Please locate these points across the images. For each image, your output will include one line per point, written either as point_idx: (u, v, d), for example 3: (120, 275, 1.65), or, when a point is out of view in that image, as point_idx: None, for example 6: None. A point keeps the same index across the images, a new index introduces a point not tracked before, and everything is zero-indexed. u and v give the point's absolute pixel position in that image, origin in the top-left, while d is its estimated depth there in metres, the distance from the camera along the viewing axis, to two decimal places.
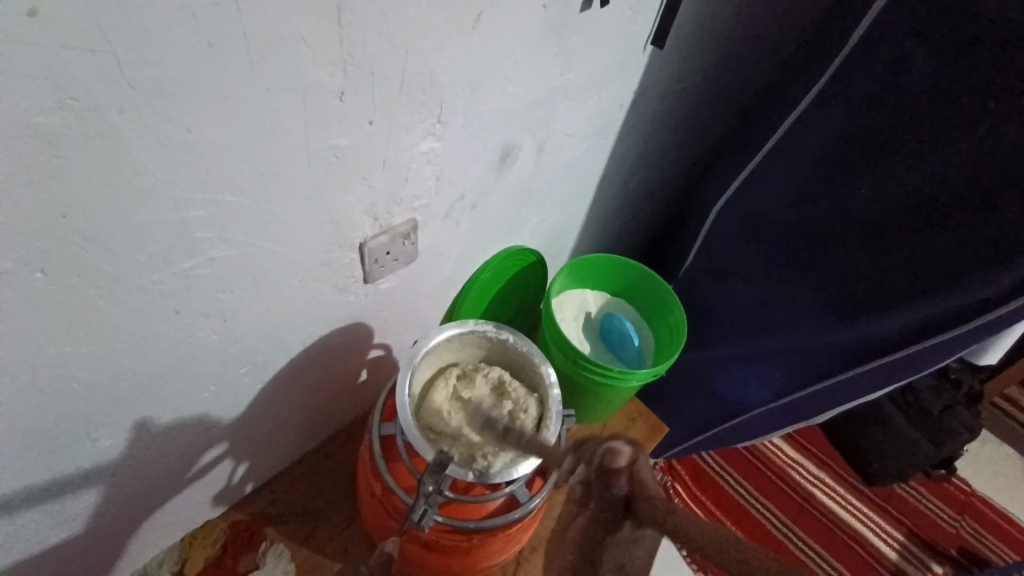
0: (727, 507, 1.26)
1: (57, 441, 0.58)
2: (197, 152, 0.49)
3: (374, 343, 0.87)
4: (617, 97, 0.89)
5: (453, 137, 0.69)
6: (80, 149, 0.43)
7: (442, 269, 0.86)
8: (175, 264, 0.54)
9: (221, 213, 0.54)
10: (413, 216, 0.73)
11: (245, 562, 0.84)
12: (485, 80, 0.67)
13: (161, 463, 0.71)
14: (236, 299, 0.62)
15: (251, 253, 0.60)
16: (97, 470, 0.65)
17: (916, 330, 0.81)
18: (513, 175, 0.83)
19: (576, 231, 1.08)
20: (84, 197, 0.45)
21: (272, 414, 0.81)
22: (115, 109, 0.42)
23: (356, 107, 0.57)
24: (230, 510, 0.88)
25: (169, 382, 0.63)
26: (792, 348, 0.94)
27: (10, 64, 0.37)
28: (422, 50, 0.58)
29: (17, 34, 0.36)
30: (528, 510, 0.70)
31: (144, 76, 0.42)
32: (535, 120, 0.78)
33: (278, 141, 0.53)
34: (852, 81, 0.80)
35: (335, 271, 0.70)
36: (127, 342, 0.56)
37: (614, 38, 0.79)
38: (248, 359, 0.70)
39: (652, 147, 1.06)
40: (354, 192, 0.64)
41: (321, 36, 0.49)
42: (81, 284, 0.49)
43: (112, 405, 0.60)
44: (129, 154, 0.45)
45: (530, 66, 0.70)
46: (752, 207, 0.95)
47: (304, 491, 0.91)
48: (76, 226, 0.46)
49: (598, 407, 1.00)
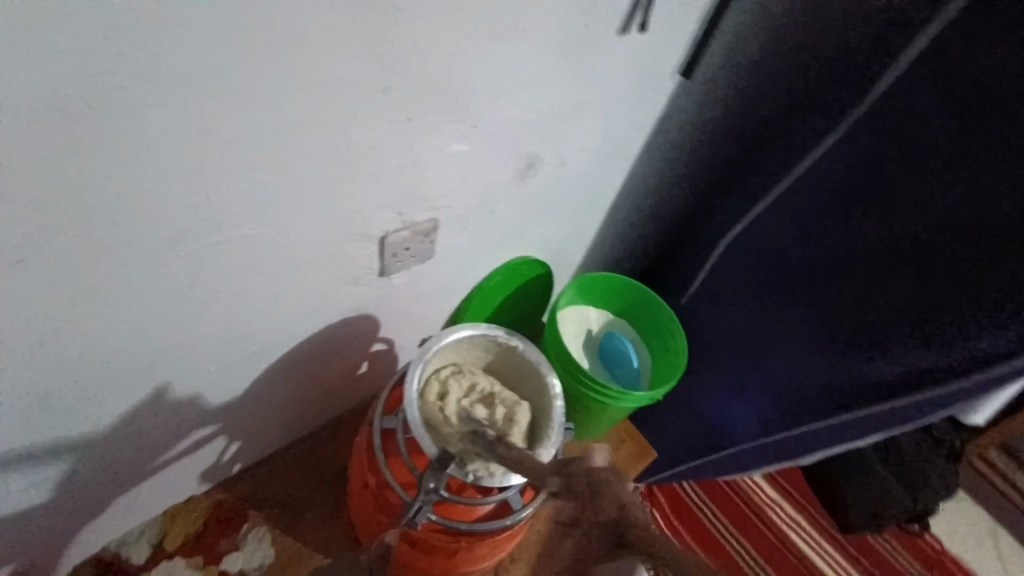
0: (702, 540, 1.26)
1: (61, 401, 0.58)
2: (239, 132, 0.50)
3: (378, 336, 0.88)
4: (639, 119, 0.91)
5: (482, 141, 0.70)
6: (130, 116, 0.44)
7: (454, 270, 0.87)
8: (204, 237, 0.55)
9: (255, 192, 0.55)
10: (434, 215, 0.74)
11: (226, 542, 0.85)
12: (518, 93, 0.69)
13: (157, 434, 0.71)
14: (255, 279, 0.63)
15: (276, 235, 0.60)
16: (93, 437, 0.65)
17: (907, 377, 0.82)
18: (533, 186, 0.84)
19: (584, 247, 1.10)
20: (123, 162, 0.46)
21: (268, 397, 0.81)
22: (170, 81, 0.44)
23: (398, 102, 0.58)
24: (215, 489, 0.87)
25: (174, 354, 0.63)
26: (785, 384, 0.96)
27: (66, 30, 0.38)
28: (464, 55, 0.59)
29: (3, 20, 0.35)
30: (518, 519, 0.71)
31: (202, 56, 0.44)
32: (559, 134, 0.80)
33: (314, 129, 0.54)
34: (869, 131, 0.82)
35: (353, 261, 0.71)
36: (144, 309, 0.57)
37: (646, 62, 0.81)
38: (255, 340, 0.70)
39: (667, 174, 1.08)
40: (383, 185, 0.65)
41: (373, 30, 0.51)
42: (110, 247, 0.50)
43: (118, 371, 0.60)
44: (177, 128, 0.46)
45: (562, 81, 0.72)
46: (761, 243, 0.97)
47: (290, 478, 0.91)
48: (119, 190, 0.47)
49: (591, 424, 1.00)
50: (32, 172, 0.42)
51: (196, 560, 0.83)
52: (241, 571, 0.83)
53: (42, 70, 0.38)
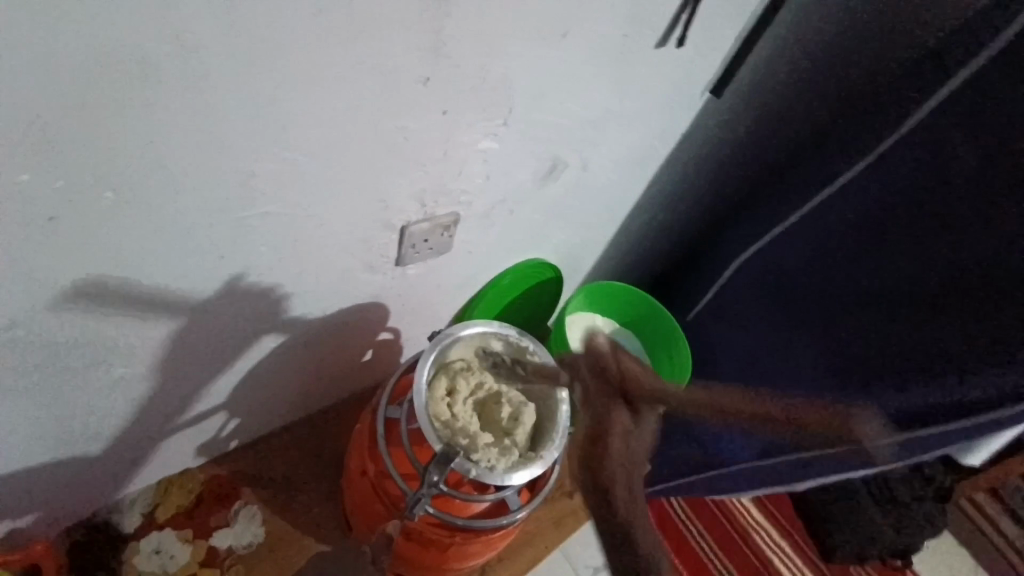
0: (685, 556, 1.27)
1: (72, 361, 0.58)
2: (278, 110, 0.50)
3: (387, 325, 0.87)
4: (665, 132, 0.91)
5: (511, 141, 0.70)
6: (178, 85, 0.44)
7: (468, 267, 0.87)
8: (233, 212, 0.55)
9: (286, 171, 0.55)
10: (456, 210, 0.74)
11: (217, 518, 0.84)
12: (552, 96, 0.69)
13: (160, 403, 0.71)
14: (275, 257, 0.63)
15: (300, 216, 0.60)
16: (99, 399, 0.64)
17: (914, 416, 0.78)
18: (555, 190, 0.84)
19: (597, 255, 1.10)
20: (164, 131, 0.46)
21: (273, 376, 0.81)
22: (218, 53, 0.44)
23: (434, 94, 0.58)
24: (211, 464, 0.87)
25: (188, 324, 0.63)
26: None
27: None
28: (505, 53, 0.59)
29: None
30: (514, 519, 0.71)
31: (253, 31, 0.44)
32: (587, 141, 0.80)
33: (353, 115, 0.55)
34: (894, 166, 0.82)
35: (372, 248, 0.71)
36: (165, 277, 0.57)
37: (679, 76, 0.82)
38: (268, 319, 0.70)
39: (688, 190, 1.08)
40: (410, 176, 0.65)
41: (420, 21, 0.51)
42: (139, 213, 0.50)
43: (133, 336, 0.60)
44: (219, 100, 0.47)
45: (596, 88, 0.72)
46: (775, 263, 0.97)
47: (285, 460, 0.91)
48: (156, 157, 0.47)
49: None
50: (75, 133, 0.43)
51: (185, 534, 0.82)
52: (230, 549, 0.83)
53: (95, 30, 0.39)
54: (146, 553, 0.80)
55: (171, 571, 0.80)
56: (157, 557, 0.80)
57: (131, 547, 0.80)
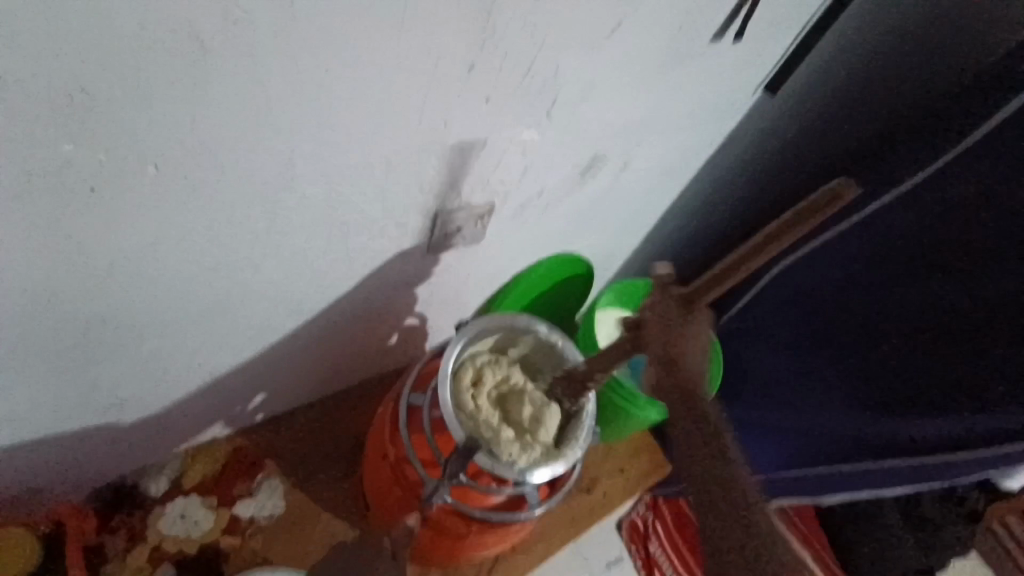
0: None
1: (110, 328, 0.59)
2: (323, 92, 0.49)
3: (414, 311, 0.87)
4: (713, 131, 0.87)
5: (553, 133, 0.68)
6: (224, 63, 0.43)
7: (499, 258, 0.86)
8: (271, 192, 0.55)
9: (325, 154, 0.55)
10: (492, 200, 0.73)
11: (240, 487, 0.86)
12: (599, 89, 0.66)
13: (193, 374, 0.72)
14: (309, 239, 0.63)
15: (336, 200, 0.60)
16: (134, 366, 0.66)
17: (947, 440, 0.80)
18: (594, 185, 0.82)
19: (631, 252, 1.07)
20: (208, 107, 0.46)
21: (301, 355, 0.82)
22: (268, 32, 0.43)
23: (478, 82, 0.56)
24: (236, 435, 0.89)
25: (223, 300, 0.64)
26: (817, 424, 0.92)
27: None
28: (555, 42, 0.57)
29: None
30: (532, 515, 0.71)
31: (303, 12, 0.43)
32: (631, 137, 0.77)
33: (397, 101, 0.54)
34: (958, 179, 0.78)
35: (405, 235, 0.70)
36: (202, 253, 0.57)
37: (732, 73, 0.78)
38: (299, 298, 0.71)
39: (731, 191, 1.04)
40: (448, 164, 0.64)
41: (469, 8, 0.49)
42: (181, 188, 0.50)
43: (169, 308, 0.61)
44: (263, 80, 0.46)
45: (646, 82, 0.69)
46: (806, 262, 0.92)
47: (308, 437, 0.92)
48: (199, 132, 0.47)
49: (612, 431, 0.98)
50: (123, 106, 0.43)
51: (210, 501, 0.84)
52: (252, 518, 0.85)
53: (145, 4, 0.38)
54: (171, 518, 0.82)
55: (194, 536, 0.82)
56: (182, 522, 0.82)
57: (157, 512, 0.82)
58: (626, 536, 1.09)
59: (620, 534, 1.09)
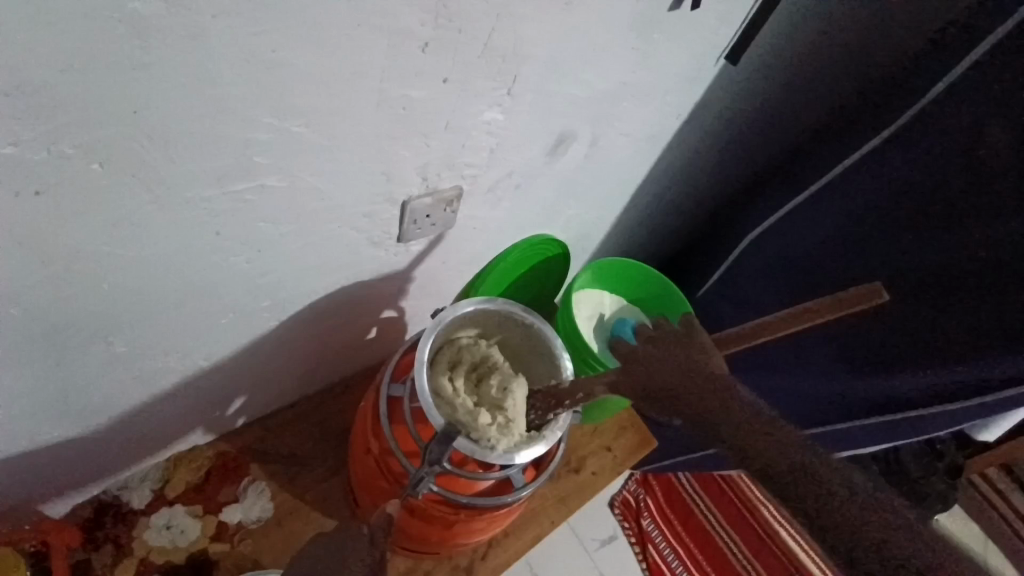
0: (701, 543, 1.16)
1: (73, 338, 0.58)
2: (274, 76, 0.48)
3: (391, 303, 0.86)
4: (679, 101, 0.87)
5: (518, 111, 0.67)
6: (167, 49, 0.42)
7: (473, 243, 0.85)
8: (231, 183, 0.54)
9: (282, 143, 0.53)
10: (460, 183, 0.72)
11: (226, 493, 0.85)
12: (560, 64, 0.65)
13: (166, 379, 0.71)
14: (275, 234, 0.62)
15: (299, 191, 0.59)
16: (101, 374, 0.64)
17: (922, 395, 0.80)
18: (563, 164, 0.82)
19: (606, 231, 1.07)
20: (152, 93, 0.44)
21: (278, 354, 0.81)
22: (209, 13, 0.42)
23: (435, 60, 0.55)
24: (217, 440, 0.87)
25: (189, 301, 0.63)
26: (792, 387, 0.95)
27: None
28: (511, 15, 0.56)
29: None
30: (520, 497, 0.71)
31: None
32: (597, 112, 0.77)
33: (355, 84, 0.52)
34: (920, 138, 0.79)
35: (374, 224, 0.69)
36: (163, 252, 0.56)
37: (694, 42, 0.78)
38: (269, 294, 0.69)
39: (700, 164, 1.05)
40: (412, 148, 0.63)
41: None
42: (133, 184, 0.49)
43: (133, 312, 0.60)
44: (209, 66, 0.44)
45: (607, 53, 0.69)
46: (813, 255, 0.93)
47: (291, 438, 0.91)
48: (146, 124, 0.45)
49: (598, 410, 0.99)
50: (60, 98, 0.41)
51: (195, 509, 0.83)
52: (240, 523, 0.84)
53: None
54: (156, 528, 0.81)
55: (182, 546, 0.81)
56: (168, 532, 0.81)
57: (143, 522, 0.81)
58: (619, 513, 1.11)
59: (613, 512, 1.10)
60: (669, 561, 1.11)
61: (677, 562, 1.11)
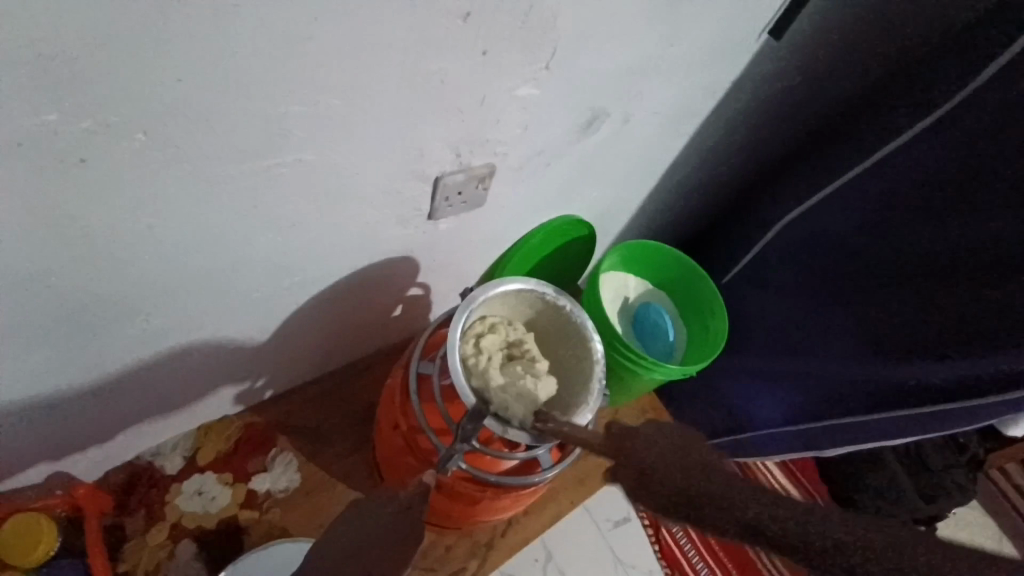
0: None
1: (113, 309, 0.59)
2: (312, 46, 0.47)
3: (417, 281, 0.87)
4: (714, 80, 0.85)
5: (552, 87, 0.66)
6: (204, 16, 0.41)
7: (500, 222, 0.84)
8: (265, 156, 0.53)
9: (320, 116, 0.53)
10: (491, 161, 0.71)
11: (254, 463, 0.87)
12: (597, 36, 0.64)
13: (196, 352, 0.72)
14: (309, 209, 0.62)
15: (333, 166, 0.58)
16: (137, 345, 0.65)
17: (946, 388, 0.78)
18: (594, 142, 0.80)
19: (632, 213, 1.06)
20: (190, 63, 0.43)
21: (305, 329, 0.81)
22: None
23: (472, 32, 0.54)
24: (246, 412, 0.89)
25: (221, 276, 0.63)
26: (813, 378, 0.94)
27: None
28: None
29: None
30: (546, 477, 0.72)
31: None
32: (631, 89, 0.75)
33: (389, 56, 0.51)
34: (964, 123, 0.76)
35: (403, 201, 0.69)
36: (198, 226, 0.56)
37: (734, 16, 0.75)
38: (299, 270, 0.70)
39: (731, 147, 1.02)
40: (444, 124, 0.62)
41: None
42: (172, 156, 0.48)
43: (169, 285, 0.60)
44: (247, 37, 0.44)
45: (645, 26, 0.67)
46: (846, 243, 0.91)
47: (317, 411, 0.93)
48: (185, 93, 0.45)
49: (620, 393, 0.98)
50: (104, 68, 0.40)
51: (226, 477, 0.85)
52: (269, 492, 0.86)
53: None
54: (188, 494, 0.83)
55: (213, 512, 0.83)
56: (199, 497, 0.83)
57: (175, 488, 0.83)
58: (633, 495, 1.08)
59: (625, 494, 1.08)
60: (682, 543, 1.11)
61: (689, 544, 1.12)
